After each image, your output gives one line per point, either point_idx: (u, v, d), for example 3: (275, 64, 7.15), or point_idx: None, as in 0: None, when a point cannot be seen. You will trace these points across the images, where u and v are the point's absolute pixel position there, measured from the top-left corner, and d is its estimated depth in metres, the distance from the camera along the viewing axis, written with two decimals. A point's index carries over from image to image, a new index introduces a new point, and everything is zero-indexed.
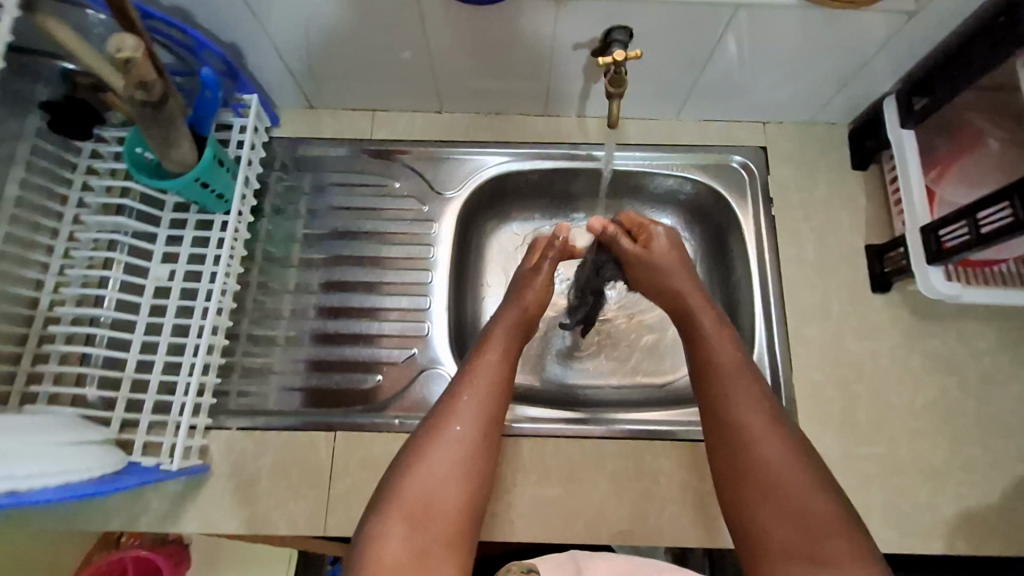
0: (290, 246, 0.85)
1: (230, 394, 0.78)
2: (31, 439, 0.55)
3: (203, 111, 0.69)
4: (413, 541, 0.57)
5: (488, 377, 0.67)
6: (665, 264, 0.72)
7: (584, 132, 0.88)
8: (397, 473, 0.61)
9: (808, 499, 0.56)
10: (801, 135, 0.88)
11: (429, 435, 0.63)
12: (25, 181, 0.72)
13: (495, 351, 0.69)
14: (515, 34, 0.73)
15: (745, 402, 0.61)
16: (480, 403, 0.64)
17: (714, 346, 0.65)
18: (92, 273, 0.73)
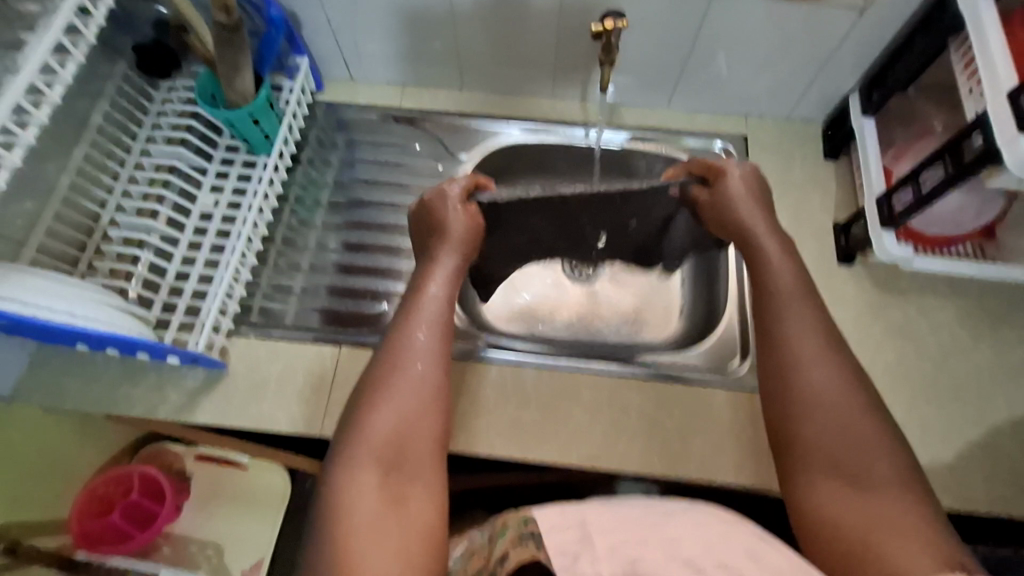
0: (320, 191, 0.98)
1: (252, 309, 0.88)
2: (98, 298, 0.68)
3: (267, 48, 0.86)
4: (390, 483, 0.57)
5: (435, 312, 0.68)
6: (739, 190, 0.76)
7: (585, 114, 1.00)
8: (363, 415, 0.60)
9: (861, 421, 0.59)
10: (779, 128, 0.98)
11: (390, 373, 0.63)
12: (107, 116, 0.87)
13: (442, 285, 0.70)
14: (526, 17, 0.86)
15: (802, 326, 0.65)
16: (436, 338, 0.66)
17: (777, 272, 0.69)
18: (150, 194, 0.86)
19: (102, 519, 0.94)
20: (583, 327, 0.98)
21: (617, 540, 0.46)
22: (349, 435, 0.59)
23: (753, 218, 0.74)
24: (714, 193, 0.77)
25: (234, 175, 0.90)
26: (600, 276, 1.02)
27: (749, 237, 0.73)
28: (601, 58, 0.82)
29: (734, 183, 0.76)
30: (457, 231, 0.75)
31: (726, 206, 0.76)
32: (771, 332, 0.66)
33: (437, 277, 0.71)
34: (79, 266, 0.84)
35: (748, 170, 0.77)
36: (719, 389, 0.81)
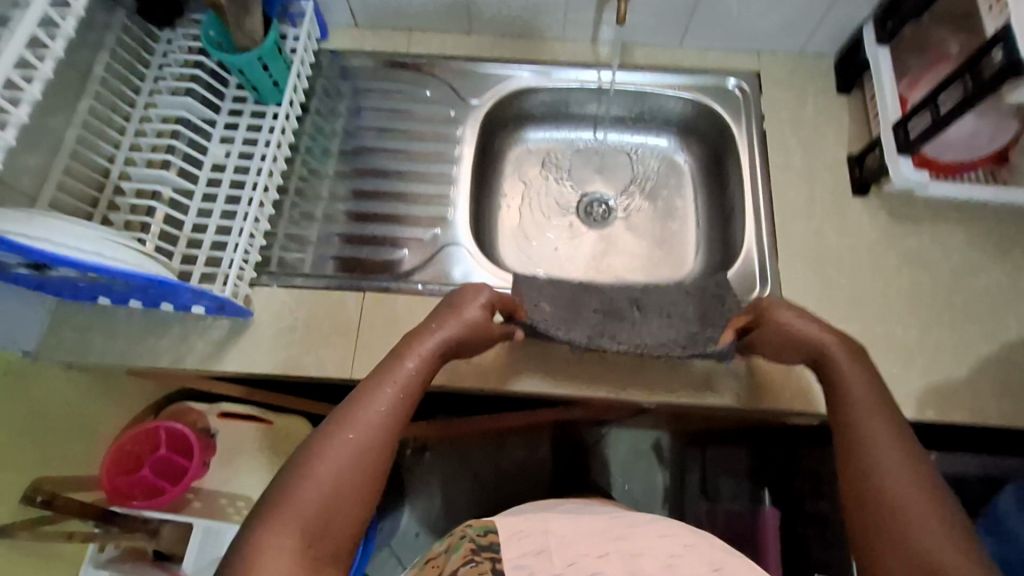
0: (329, 140, 0.96)
1: (272, 259, 0.88)
2: (126, 243, 0.67)
3: None
4: (303, 560, 0.51)
5: (397, 388, 0.61)
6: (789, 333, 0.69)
7: (596, 55, 0.99)
8: (290, 476, 0.55)
9: (938, 542, 0.52)
10: (791, 64, 0.98)
11: (330, 435, 0.57)
12: (108, 67, 0.85)
13: (413, 365, 0.64)
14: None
15: (872, 436, 0.59)
16: (388, 413, 0.60)
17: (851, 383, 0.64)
18: (159, 146, 0.84)
19: (133, 476, 0.96)
20: (598, 269, 0.99)
21: (573, 552, 0.53)
22: (274, 497, 0.54)
23: (827, 340, 0.67)
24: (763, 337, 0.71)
25: (243, 126, 0.89)
26: (614, 220, 1.03)
27: (816, 351, 0.68)
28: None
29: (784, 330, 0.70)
30: (461, 320, 0.69)
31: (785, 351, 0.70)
32: (849, 437, 0.60)
33: (416, 350, 0.65)
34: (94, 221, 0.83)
35: (788, 306, 0.71)
36: None
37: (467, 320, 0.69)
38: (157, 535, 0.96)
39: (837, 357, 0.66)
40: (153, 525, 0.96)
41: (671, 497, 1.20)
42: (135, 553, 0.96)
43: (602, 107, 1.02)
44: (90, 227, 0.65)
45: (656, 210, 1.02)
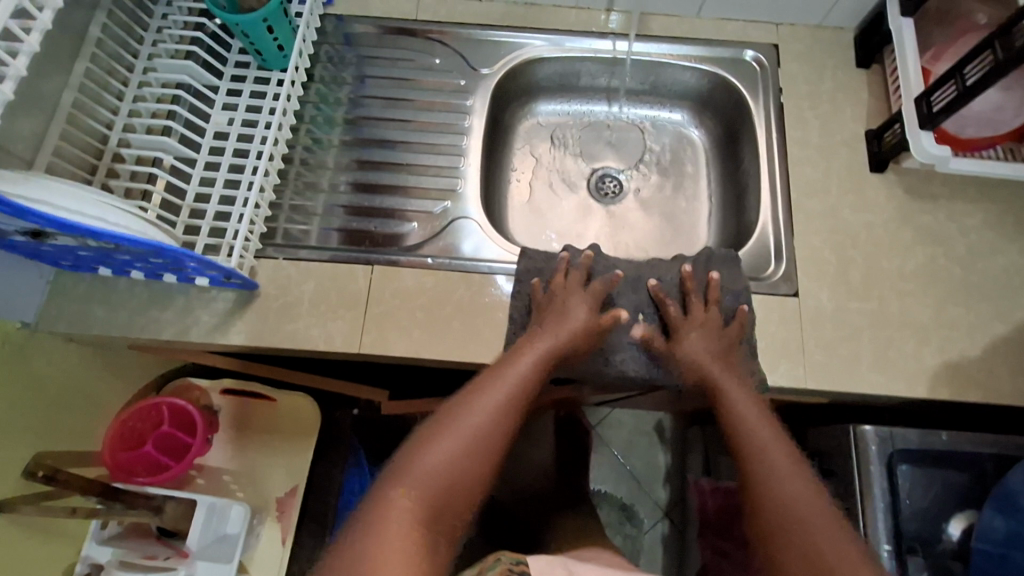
0: (333, 110, 0.93)
1: (277, 231, 0.86)
2: (129, 208, 0.64)
3: None
4: (424, 520, 0.57)
5: (510, 384, 0.68)
6: (690, 348, 0.77)
7: (611, 25, 0.96)
8: (414, 447, 0.63)
9: (823, 532, 0.59)
10: (810, 37, 0.95)
11: (451, 421, 0.64)
12: (106, 29, 0.81)
13: (523, 372, 0.69)
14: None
15: (768, 445, 0.67)
16: (502, 401, 0.66)
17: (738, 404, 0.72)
18: (160, 111, 0.81)
19: (135, 452, 0.95)
20: (609, 244, 0.97)
21: None
22: (401, 465, 0.61)
23: (714, 362, 0.75)
24: (670, 347, 0.78)
25: (247, 92, 0.86)
26: (626, 196, 1.01)
27: (710, 381, 0.75)
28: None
29: (694, 343, 0.77)
30: (565, 328, 0.75)
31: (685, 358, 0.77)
32: (745, 449, 0.68)
33: (530, 353, 0.72)
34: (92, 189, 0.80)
35: (702, 321, 0.79)
36: (753, 294, 0.80)
37: (569, 327, 0.75)
38: (161, 510, 0.94)
39: (726, 382, 0.74)
40: (156, 501, 0.94)
41: (673, 476, 1.25)
42: (139, 529, 0.96)
43: (615, 79, 1.00)
44: (90, 190, 0.62)
45: (668, 185, 1.00)
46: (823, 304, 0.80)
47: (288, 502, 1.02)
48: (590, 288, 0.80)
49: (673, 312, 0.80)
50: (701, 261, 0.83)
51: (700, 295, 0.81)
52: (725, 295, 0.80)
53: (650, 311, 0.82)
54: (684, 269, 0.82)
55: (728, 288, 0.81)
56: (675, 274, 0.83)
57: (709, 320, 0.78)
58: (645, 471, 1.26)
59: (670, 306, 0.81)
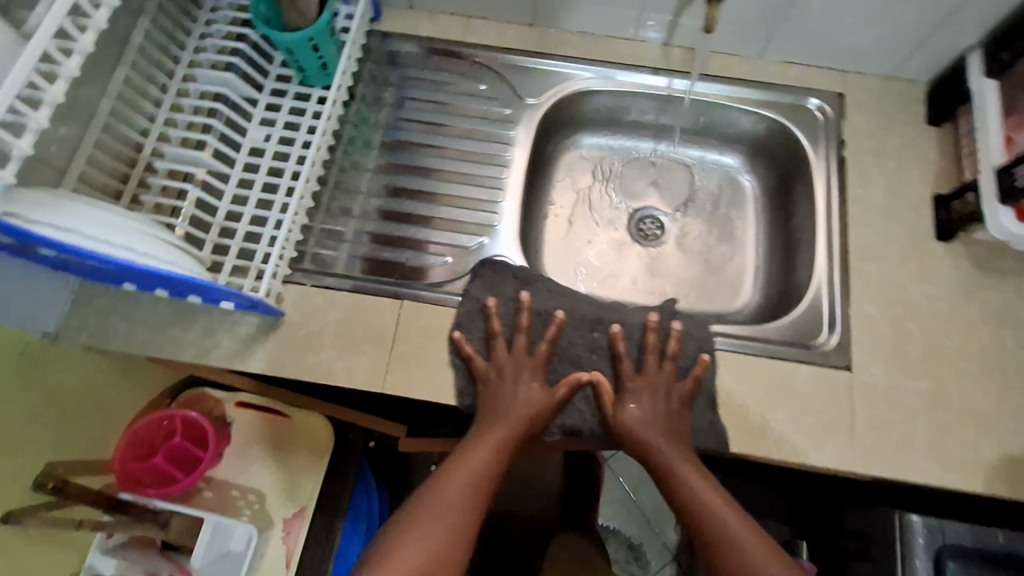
0: (372, 132, 0.90)
1: (306, 256, 0.83)
2: (160, 233, 0.61)
3: None
4: None
5: (476, 468, 0.68)
6: (631, 419, 0.73)
7: (668, 60, 0.91)
8: (384, 543, 0.62)
9: None
10: (879, 88, 0.90)
11: (421, 521, 0.63)
12: (148, 35, 0.79)
13: (485, 458, 0.69)
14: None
15: (741, 533, 0.63)
16: (468, 486, 0.66)
17: (693, 483, 0.68)
18: (196, 123, 0.79)
19: (144, 463, 0.92)
20: (646, 291, 0.93)
21: None
22: (371, 562, 0.60)
23: (656, 434, 0.72)
24: (616, 412, 0.74)
25: (286, 109, 0.83)
26: (666, 240, 0.96)
27: (653, 455, 0.71)
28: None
29: (636, 413, 0.73)
30: (523, 407, 0.73)
31: (629, 427, 0.73)
32: (710, 537, 0.63)
33: (490, 436, 0.71)
34: (123, 200, 0.78)
35: (651, 384, 0.75)
36: (802, 365, 0.75)
37: (525, 408, 0.73)
38: (168, 526, 0.92)
39: (673, 459, 0.70)
40: (163, 516, 0.93)
41: None
42: (144, 540, 0.92)
43: (665, 117, 0.95)
44: (119, 212, 0.58)
45: (713, 230, 0.96)
46: (875, 380, 0.74)
47: (293, 525, 0.99)
48: (535, 355, 0.77)
49: (625, 368, 0.76)
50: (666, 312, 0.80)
51: (658, 347, 0.78)
52: (687, 345, 0.78)
53: (605, 361, 0.79)
54: (649, 320, 0.78)
55: (690, 341, 0.78)
56: (638, 324, 0.80)
57: (662, 375, 0.75)
58: (655, 511, 1.20)
59: (624, 361, 0.77)
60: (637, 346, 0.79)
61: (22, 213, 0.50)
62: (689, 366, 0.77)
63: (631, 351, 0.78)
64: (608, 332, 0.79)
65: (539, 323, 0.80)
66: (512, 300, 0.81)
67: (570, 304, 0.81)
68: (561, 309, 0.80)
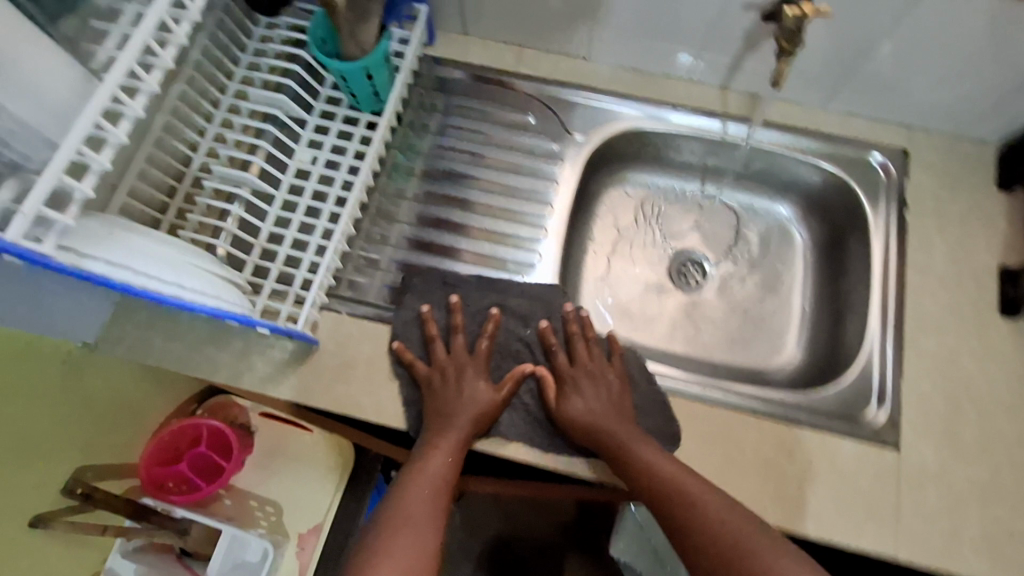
0: (414, 159, 0.89)
1: (343, 282, 0.82)
2: (203, 263, 0.60)
3: None
4: None
5: (434, 475, 0.67)
6: (570, 403, 0.73)
7: (724, 104, 0.88)
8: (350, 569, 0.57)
9: None
10: (946, 147, 0.85)
11: (389, 532, 0.59)
12: (205, 50, 0.79)
13: (441, 463, 0.68)
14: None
15: (716, 510, 0.60)
16: (428, 494, 0.64)
17: (650, 462, 0.66)
18: (245, 143, 0.78)
19: (170, 468, 0.94)
20: (682, 339, 0.90)
21: None
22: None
23: (597, 415, 0.72)
24: (558, 401, 0.74)
25: (334, 133, 0.83)
26: (707, 286, 0.93)
27: (598, 437, 0.70)
28: (780, 46, 0.68)
29: (578, 399, 0.73)
30: (470, 401, 0.72)
31: (572, 411, 0.72)
32: (686, 514, 0.61)
33: (440, 442, 0.70)
34: (168, 214, 0.78)
35: (581, 367, 0.76)
36: (846, 439, 0.72)
37: (474, 405, 0.72)
38: (186, 533, 0.92)
39: (622, 440, 0.69)
40: (183, 523, 0.92)
41: None
42: (161, 545, 0.93)
43: (715, 160, 0.92)
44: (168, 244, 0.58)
45: (757, 281, 0.92)
46: (924, 461, 0.71)
47: (309, 539, 0.98)
48: (477, 353, 0.77)
49: (560, 360, 0.77)
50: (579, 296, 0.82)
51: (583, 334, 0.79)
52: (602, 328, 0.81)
53: (538, 354, 0.80)
54: (565, 310, 0.80)
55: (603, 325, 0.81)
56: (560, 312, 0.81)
57: (594, 360, 0.77)
58: None
59: (557, 353, 0.78)
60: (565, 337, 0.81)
61: (76, 247, 0.49)
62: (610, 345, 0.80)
63: (562, 344, 0.80)
64: (536, 327, 0.80)
65: (473, 321, 0.80)
66: (443, 304, 0.81)
67: (503, 296, 0.81)
68: (495, 303, 0.81)
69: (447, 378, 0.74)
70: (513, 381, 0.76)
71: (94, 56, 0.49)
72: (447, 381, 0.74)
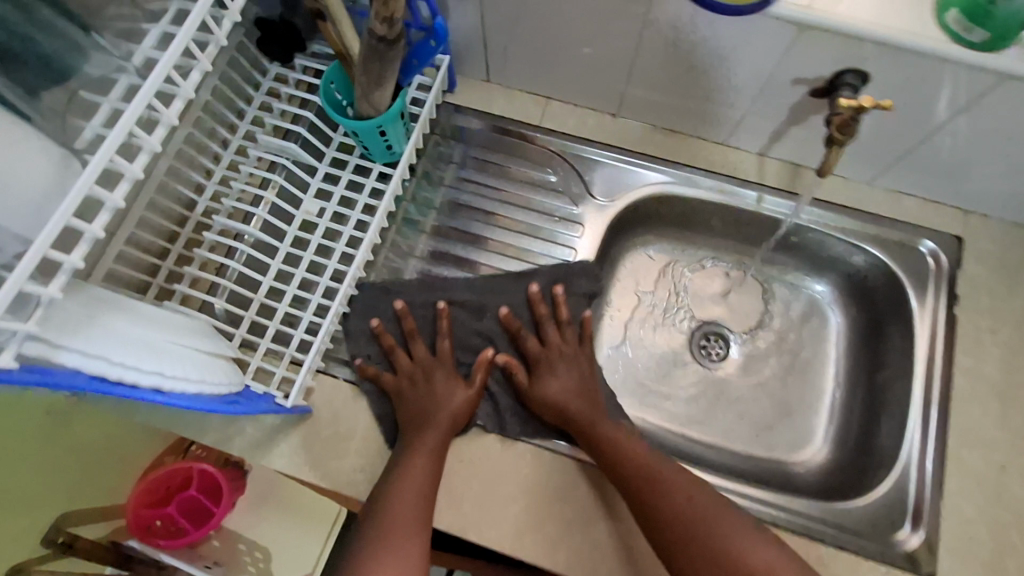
0: (426, 215, 0.85)
1: (344, 343, 0.78)
2: (184, 344, 0.57)
3: (416, 58, 0.69)
4: None
5: (417, 480, 0.64)
6: (542, 385, 0.74)
7: (762, 173, 0.82)
8: None
9: None
10: (1007, 237, 0.78)
11: (386, 538, 0.59)
12: (216, 91, 0.76)
13: (425, 463, 0.66)
14: (746, 52, 0.66)
15: (688, 496, 0.64)
16: (414, 507, 0.62)
17: (621, 446, 0.69)
18: (250, 191, 0.75)
19: (158, 509, 0.92)
20: (700, 422, 0.84)
21: None
22: None
23: (569, 394, 0.74)
24: (532, 383, 0.75)
25: (344, 183, 0.79)
26: (729, 363, 0.87)
27: (569, 418, 0.73)
28: (831, 135, 0.61)
29: (552, 380, 0.75)
30: (444, 398, 0.72)
31: (548, 393, 0.74)
32: (658, 494, 0.64)
33: (421, 443, 0.67)
34: (168, 259, 0.76)
35: (546, 346, 0.78)
36: (877, 564, 0.65)
37: (452, 403, 0.72)
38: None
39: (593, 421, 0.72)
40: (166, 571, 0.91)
41: None
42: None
43: (748, 230, 0.86)
44: (145, 326, 0.54)
45: (785, 361, 0.86)
46: None
47: None
48: (439, 355, 0.77)
49: (530, 343, 0.78)
50: (544, 276, 0.81)
51: (552, 315, 0.80)
52: (572, 307, 0.81)
53: (505, 340, 0.80)
54: (531, 290, 0.80)
55: (572, 304, 0.81)
56: (524, 294, 0.81)
57: (566, 342, 0.78)
58: None
59: (526, 337, 0.78)
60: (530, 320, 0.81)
61: (52, 338, 0.44)
62: (579, 324, 0.81)
63: (529, 328, 0.81)
64: (497, 313, 0.80)
65: (424, 321, 0.79)
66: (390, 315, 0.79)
67: (448, 293, 0.80)
68: (438, 299, 0.80)
69: (415, 386, 0.73)
70: (484, 371, 0.76)
71: (80, 133, 0.46)
72: (416, 386, 0.73)
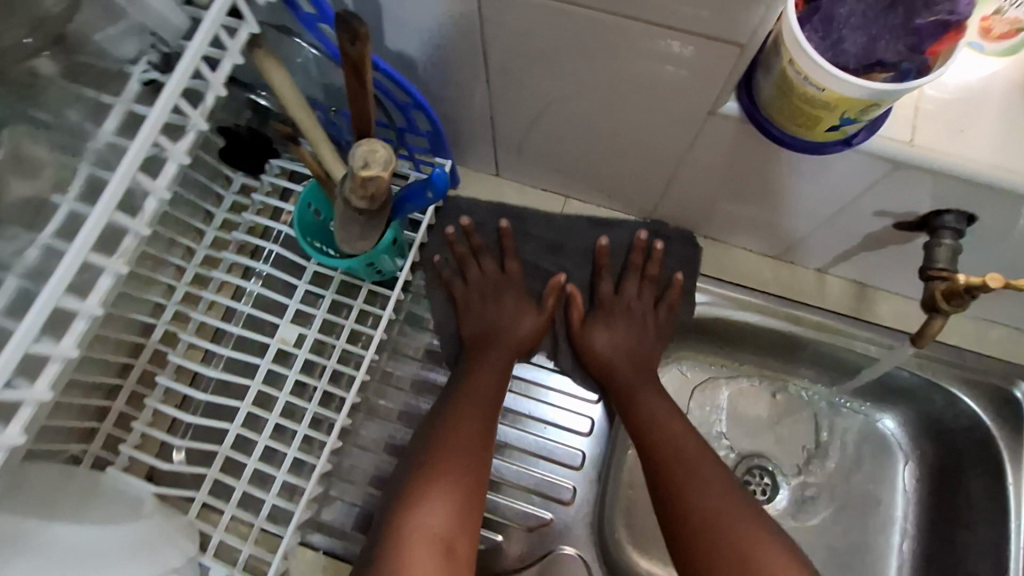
0: (420, 331, 0.72)
1: (326, 500, 0.66)
2: None
3: (410, 201, 0.54)
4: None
5: (478, 395, 0.61)
6: (599, 333, 0.69)
7: (822, 294, 0.71)
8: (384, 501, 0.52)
9: None
10: None
11: (446, 451, 0.54)
12: (175, 198, 0.63)
13: (489, 378, 0.62)
14: (819, 179, 0.53)
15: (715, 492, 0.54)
16: (470, 414, 0.58)
17: (660, 424, 0.61)
18: (214, 322, 0.62)
19: None
20: None
21: None
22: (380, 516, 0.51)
23: (616, 354, 0.68)
24: (581, 324, 0.70)
25: (328, 302, 0.65)
26: (776, 507, 0.73)
27: (611, 377, 0.67)
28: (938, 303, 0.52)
29: (603, 333, 0.69)
30: (506, 324, 0.68)
31: (596, 338, 0.69)
32: (682, 482, 0.55)
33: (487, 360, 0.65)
34: (118, 399, 0.63)
35: (622, 293, 0.71)
36: None
37: (519, 326, 0.68)
38: None
39: (638, 397, 0.64)
40: None
41: None
42: None
43: (798, 354, 0.74)
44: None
45: (844, 508, 0.73)
46: None
47: None
48: (509, 275, 0.71)
49: (606, 287, 0.71)
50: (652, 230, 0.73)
51: (641, 267, 0.72)
52: (666, 265, 0.73)
53: (585, 274, 0.74)
54: (638, 236, 0.71)
55: (667, 261, 0.73)
56: (629, 235, 0.73)
57: (642, 301, 0.71)
58: None
59: (604, 278, 0.72)
60: (624, 264, 0.73)
61: None
62: (667, 287, 0.72)
63: (615, 269, 0.73)
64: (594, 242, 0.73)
65: (494, 245, 0.74)
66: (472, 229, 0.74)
67: (524, 223, 0.74)
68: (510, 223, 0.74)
69: (477, 302, 0.69)
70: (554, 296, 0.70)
71: None
72: (479, 301, 0.69)
